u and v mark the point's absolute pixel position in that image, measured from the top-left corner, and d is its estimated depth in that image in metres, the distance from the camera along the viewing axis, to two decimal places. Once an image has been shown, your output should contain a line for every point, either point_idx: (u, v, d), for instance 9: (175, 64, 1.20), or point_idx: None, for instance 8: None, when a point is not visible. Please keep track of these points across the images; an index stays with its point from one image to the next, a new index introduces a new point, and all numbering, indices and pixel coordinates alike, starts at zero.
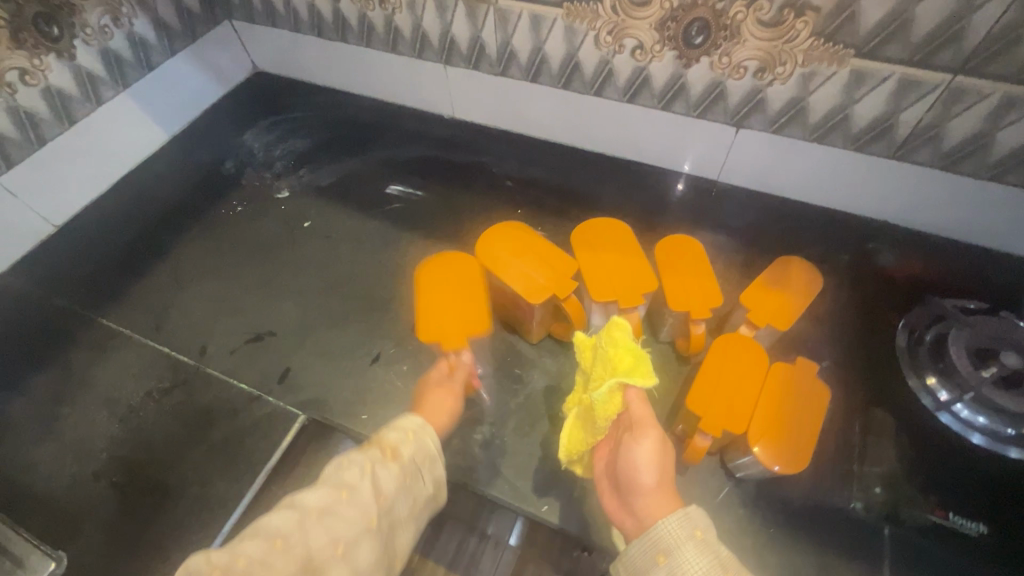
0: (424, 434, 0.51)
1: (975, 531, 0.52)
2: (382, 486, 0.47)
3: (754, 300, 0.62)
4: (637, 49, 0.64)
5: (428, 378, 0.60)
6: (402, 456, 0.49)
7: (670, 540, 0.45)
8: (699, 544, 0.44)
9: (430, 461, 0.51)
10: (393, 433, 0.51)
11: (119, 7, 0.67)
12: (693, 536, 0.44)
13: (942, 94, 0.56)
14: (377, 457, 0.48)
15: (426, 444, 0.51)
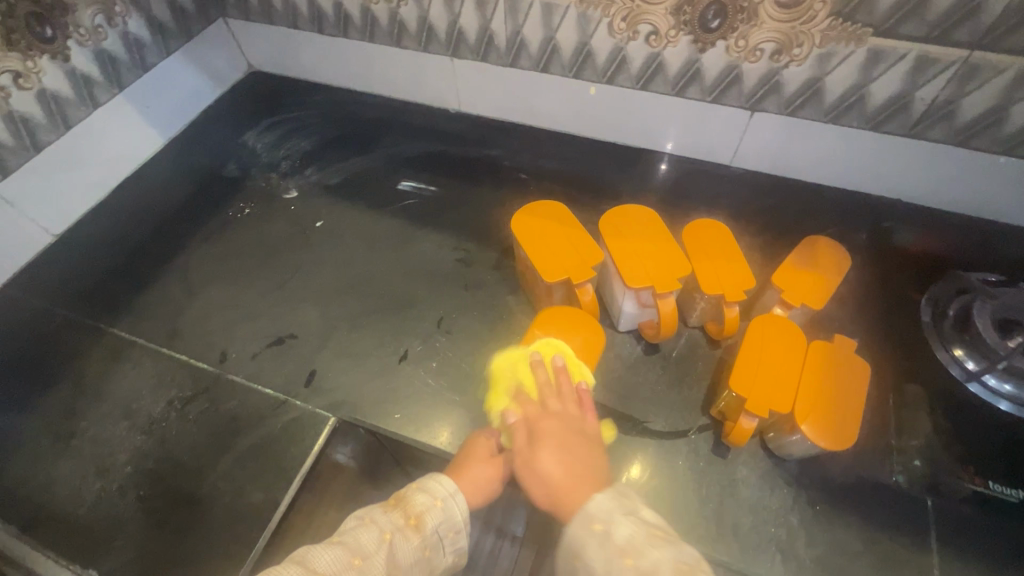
0: (456, 500, 0.47)
1: (1016, 498, 0.47)
2: (399, 554, 0.44)
3: (786, 278, 0.56)
4: (651, 35, 0.63)
5: (473, 445, 0.52)
6: (426, 528, 0.46)
7: (576, 542, 0.43)
8: (600, 537, 0.43)
9: (457, 530, 0.47)
10: (421, 497, 0.47)
11: (113, 6, 0.68)
12: (594, 530, 0.43)
13: (958, 70, 0.55)
14: (399, 523, 0.45)
15: (453, 513, 0.47)
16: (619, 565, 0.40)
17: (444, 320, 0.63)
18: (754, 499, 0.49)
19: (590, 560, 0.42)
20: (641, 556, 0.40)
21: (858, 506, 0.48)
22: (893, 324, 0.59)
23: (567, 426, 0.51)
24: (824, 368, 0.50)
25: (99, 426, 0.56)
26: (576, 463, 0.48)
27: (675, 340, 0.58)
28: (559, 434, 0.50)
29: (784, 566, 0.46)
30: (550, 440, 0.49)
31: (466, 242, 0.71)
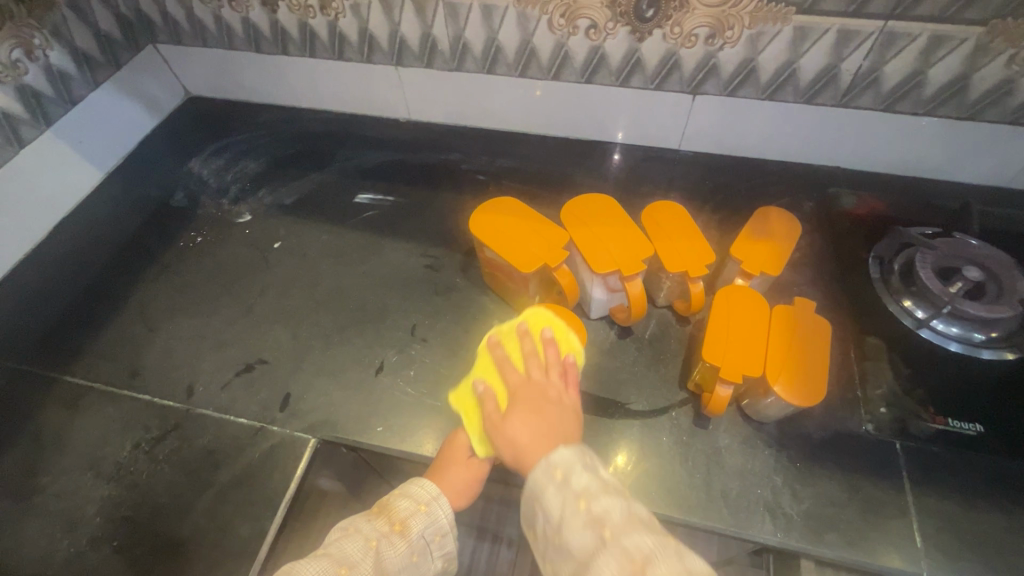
0: (439, 501, 0.47)
1: (973, 432, 0.51)
2: (386, 561, 0.44)
3: (743, 250, 0.58)
4: (591, 29, 0.65)
5: (453, 442, 0.51)
6: (411, 532, 0.45)
7: (536, 491, 0.41)
8: (557, 484, 0.41)
9: (444, 534, 0.47)
10: (404, 503, 0.47)
11: (31, 39, 0.64)
12: (553, 478, 0.41)
13: (877, 40, 0.58)
14: (384, 530, 0.45)
15: (438, 516, 0.47)
16: (570, 510, 0.39)
17: (418, 328, 0.62)
18: (740, 464, 0.51)
19: (546, 507, 0.40)
20: (593, 502, 0.39)
21: (837, 458, 0.51)
22: (849, 283, 0.62)
23: (538, 387, 0.49)
24: (790, 332, 0.52)
25: (63, 479, 0.53)
26: (547, 426, 0.46)
27: (646, 321, 0.60)
28: (531, 397, 0.48)
29: (775, 525, 0.47)
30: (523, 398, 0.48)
31: (432, 248, 0.70)
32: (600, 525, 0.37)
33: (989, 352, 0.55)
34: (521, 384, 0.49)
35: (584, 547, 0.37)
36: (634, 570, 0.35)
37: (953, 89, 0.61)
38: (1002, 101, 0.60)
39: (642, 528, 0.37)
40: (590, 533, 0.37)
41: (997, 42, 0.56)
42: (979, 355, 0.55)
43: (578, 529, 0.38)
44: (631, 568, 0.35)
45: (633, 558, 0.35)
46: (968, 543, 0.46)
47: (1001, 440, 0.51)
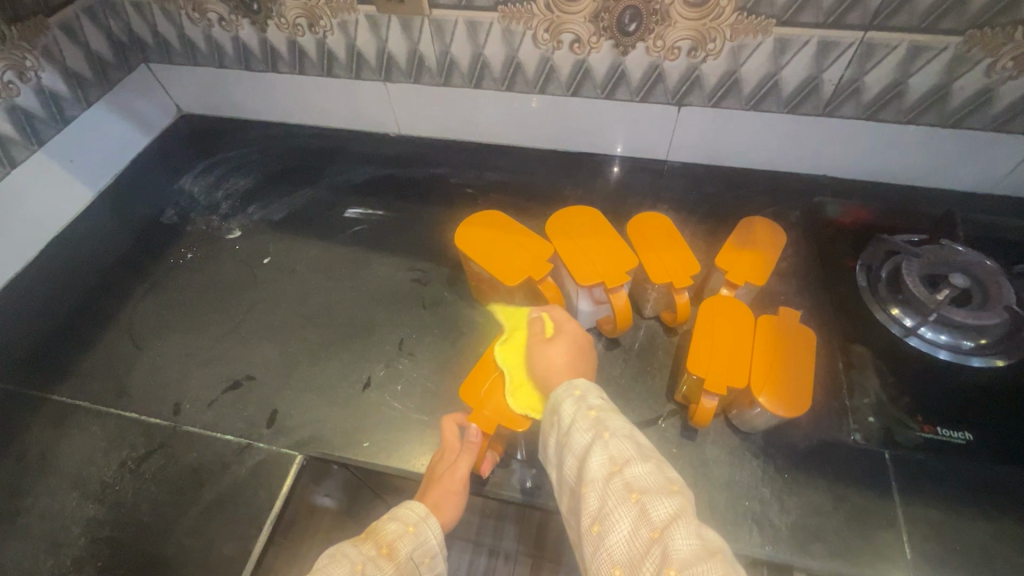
0: (429, 522, 0.46)
1: (961, 440, 0.50)
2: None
3: (727, 261, 0.58)
4: (575, 43, 0.65)
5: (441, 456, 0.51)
6: (399, 555, 0.44)
7: (555, 401, 0.48)
8: (574, 396, 0.47)
9: (433, 556, 0.46)
10: (392, 525, 0.46)
11: (22, 61, 0.65)
12: (572, 393, 0.48)
13: (857, 51, 0.59)
14: (371, 553, 0.44)
15: (426, 537, 0.46)
16: (580, 416, 0.46)
17: (405, 342, 0.62)
18: (727, 475, 0.50)
19: (562, 413, 0.47)
20: (600, 414, 0.46)
21: (824, 468, 0.50)
22: (835, 291, 0.62)
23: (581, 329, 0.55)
24: (775, 342, 0.52)
25: (47, 499, 0.53)
26: (579, 363, 0.53)
27: (633, 331, 0.60)
28: (573, 330, 0.54)
29: (761, 536, 0.47)
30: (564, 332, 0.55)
31: (420, 261, 0.71)
32: (600, 430, 0.45)
33: (978, 359, 0.54)
34: (570, 322, 0.55)
35: (581, 445, 0.45)
36: (616, 468, 0.42)
37: (934, 98, 0.61)
38: (983, 108, 0.61)
39: (635, 441, 0.44)
40: (591, 434, 0.45)
41: (975, 51, 0.57)
42: (969, 362, 0.55)
43: (582, 431, 0.45)
44: (613, 467, 0.42)
45: (617, 459, 0.43)
46: (956, 552, 0.46)
47: (990, 448, 0.50)
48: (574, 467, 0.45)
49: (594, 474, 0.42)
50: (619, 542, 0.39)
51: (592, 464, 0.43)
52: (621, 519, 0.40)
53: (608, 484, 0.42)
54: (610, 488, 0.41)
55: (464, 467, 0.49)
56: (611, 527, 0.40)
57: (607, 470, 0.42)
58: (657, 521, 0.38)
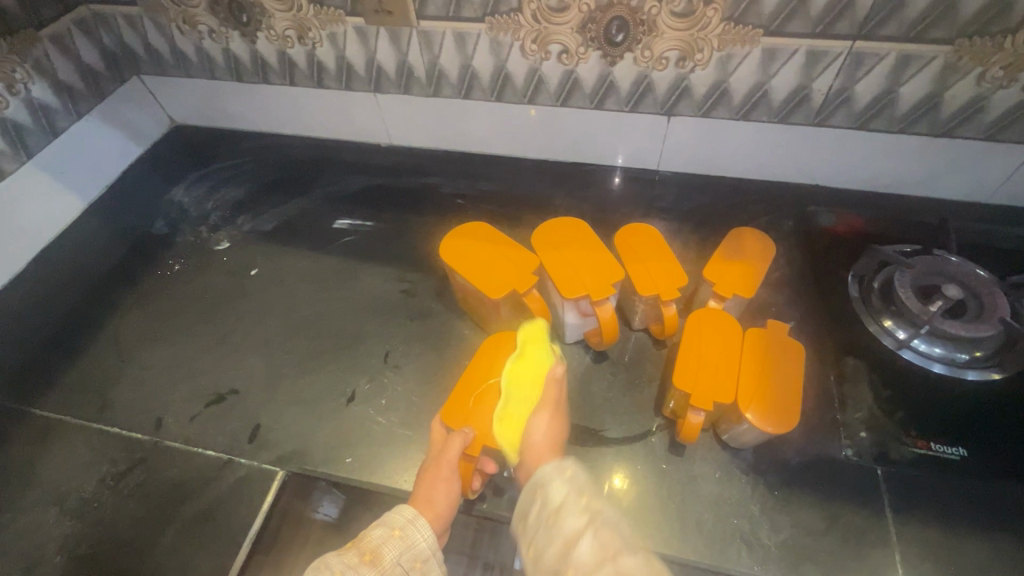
0: (418, 524, 0.45)
1: (956, 456, 0.49)
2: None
3: (715, 273, 0.57)
4: (563, 54, 0.65)
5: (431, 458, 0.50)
6: (384, 562, 0.43)
7: (542, 480, 0.45)
8: (566, 475, 0.45)
9: (424, 561, 0.44)
10: (377, 531, 0.44)
11: (12, 74, 0.65)
12: (560, 473, 0.45)
13: (846, 60, 0.59)
14: (352, 562, 0.42)
15: (415, 540, 0.44)
16: (571, 499, 0.44)
17: (391, 355, 0.62)
18: (715, 492, 0.49)
19: (549, 492, 0.44)
20: (591, 499, 0.44)
21: (815, 485, 0.49)
22: (827, 303, 0.61)
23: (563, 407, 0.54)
24: (763, 355, 0.51)
25: (26, 516, 0.52)
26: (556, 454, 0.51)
27: (621, 344, 0.59)
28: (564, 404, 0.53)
29: (750, 556, 0.46)
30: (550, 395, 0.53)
31: (409, 273, 0.70)
32: (593, 517, 0.42)
33: (973, 372, 0.53)
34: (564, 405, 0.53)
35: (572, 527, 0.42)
36: (606, 557, 0.39)
37: (925, 107, 0.61)
38: (975, 117, 0.60)
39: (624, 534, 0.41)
40: (584, 518, 0.42)
41: (965, 60, 0.56)
42: (963, 376, 0.53)
43: (576, 514, 0.42)
44: (605, 553, 0.40)
45: (609, 548, 0.40)
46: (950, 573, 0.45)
47: (985, 464, 0.49)
48: (559, 554, 0.41)
49: (585, 561, 0.39)
50: None
51: (584, 551, 0.40)
52: None
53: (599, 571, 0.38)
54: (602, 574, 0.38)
55: (455, 453, 0.47)
56: None
57: (597, 557, 0.39)
58: None
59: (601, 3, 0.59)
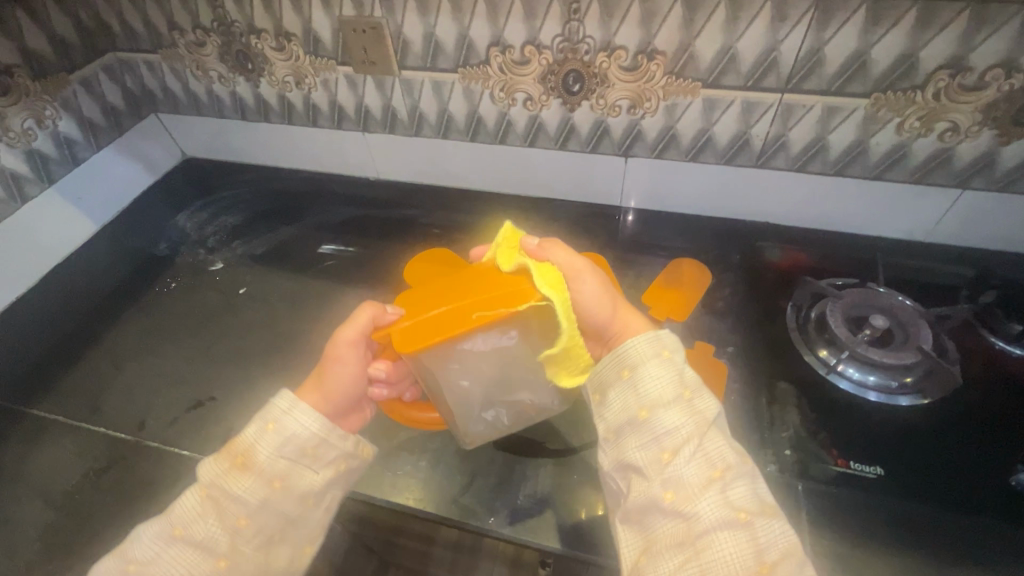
0: (296, 413, 0.48)
1: (872, 474, 0.52)
2: (241, 497, 0.45)
3: (654, 299, 0.70)
4: (528, 101, 0.72)
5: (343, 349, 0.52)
6: (258, 461, 0.46)
7: (642, 363, 0.47)
8: (665, 364, 0.47)
9: (317, 445, 0.48)
10: (252, 429, 0.47)
11: (42, 110, 0.74)
12: (659, 357, 0.47)
13: (778, 110, 0.65)
14: (224, 469, 0.46)
15: (292, 429, 0.47)
16: (677, 397, 0.46)
17: None
18: None
19: (647, 381, 0.46)
20: (696, 397, 0.46)
21: None
22: (768, 329, 0.65)
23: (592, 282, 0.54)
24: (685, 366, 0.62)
25: (14, 505, 0.57)
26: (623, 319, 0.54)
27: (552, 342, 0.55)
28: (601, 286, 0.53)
29: None
30: (497, 343, 0.50)
31: (383, 295, 0.76)
32: (700, 422, 0.45)
33: (906, 398, 0.57)
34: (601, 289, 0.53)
35: (674, 437, 0.44)
36: (716, 475, 0.43)
37: (855, 152, 0.66)
38: (902, 162, 0.66)
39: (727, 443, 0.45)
40: (691, 424, 0.44)
41: (883, 112, 0.62)
42: (898, 402, 0.57)
43: (679, 414, 0.45)
44: (713, 473, 0.43)
45: (718, 465, 0.43)
46: None
47: (900, 483, 0.52)
48: (658, 454, 0.44)
49: (686, 478, 0.43)
50: (719, 546, 0.40)
51: (690, 458, 0.43)
52: (724, 528, 0.41)
53: (705, 489, 0.42)
54: (710, 496, 0.42)
55: (348, 333, 0.52)
56: (710, 537, 0.41)
57: (704, 473, 0.43)
58: (757, 533, 0.41)
59: (558, 58, 0.67)
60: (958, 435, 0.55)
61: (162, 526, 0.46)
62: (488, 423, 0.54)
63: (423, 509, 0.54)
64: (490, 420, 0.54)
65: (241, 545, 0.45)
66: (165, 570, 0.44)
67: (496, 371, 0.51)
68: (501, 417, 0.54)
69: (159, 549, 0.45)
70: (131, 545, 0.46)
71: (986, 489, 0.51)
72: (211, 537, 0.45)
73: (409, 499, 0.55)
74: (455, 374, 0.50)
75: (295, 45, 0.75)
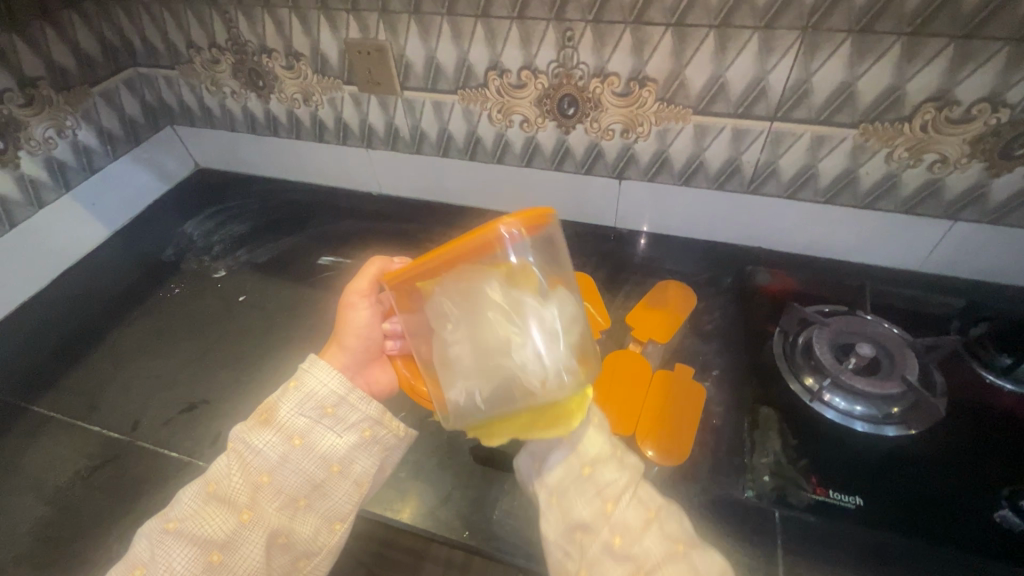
0: (314, 370, 0.50)
1: (852, 504, 0.52)
2: (261, 454, 0.47)
3: (638, 319, 0.70)
4: (524, 123, 0.74)
5: (356, 298, 0.55)
6: (278, 417, 0.48)
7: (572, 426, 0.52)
8: (595, 423, 0.52)
9: (336, 406, 0.49)
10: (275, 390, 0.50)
11: (63, 120, 0.78)
12: (589, 419, 0.52)
13: (768, 138, 0.66)
14: (248, 425, 0.48)
15: (312, 386, 0.49)
16: (609, 453, 0.50)
17: None
18: None
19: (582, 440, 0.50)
20: (624, 453, 0.51)
21: (714, 524, 0.52)
22: (752, 354, 0.65)
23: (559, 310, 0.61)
24: (663, 391, 0.62)
25: (9, 498, 0.59)
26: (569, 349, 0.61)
27: (563, 299, 0.47)
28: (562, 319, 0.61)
29: None
30: (478, 292, 0.46)
31: None
32: (631, 472, 0.49)
33: (893, 428, 0.56)
34: None
35: (613, 488, 0.48)
36: (652, 516, 0.46)
37: (844, 181, 0.67)
38: (891, 193, 0.66)
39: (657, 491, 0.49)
40: (625, 474, 0.48)
41: (872, 142, 0.63)
42: (885, 432, 0.56)
43: (613, 468, 0.49)
44: (649, 513, 0.46)
45: (651, 508, 0.47)
46: None
47: (879, 514, 0.51)
48: (599, 508, 0.47)
49: (628, 523, 0.46)
50: None
51: (629, 506, 0.46)
52: (669, 564, 0.43)
53: (647, 529, 0.45)
54: (651, 535, 0.45)
55: (360, 282, 0.55)
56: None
57: (642, 517, 0.46)
58: (698, 561, 0.43)
59: (553, 82, 0.69)
60: (946, 466, 0.54)
61: (196, 487, 0.47)
62: (464, 401, 0.45)
63: (405, 521, 0.55)
64: (466, 394, 0.45)
65: (263, 500, 0.46)
66: (199, 528, 0.44)
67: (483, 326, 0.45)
68: (479, 394, 0.45)
69: (195, 509, 0.45)
70: (169, 509, 0.46)
71: (967, 524, 0.50)
72: (234, 490, 0.46)
73: (403, 513, 0.55)
74: (444, 329, 0.47)
75: (303, 65, 0.78)
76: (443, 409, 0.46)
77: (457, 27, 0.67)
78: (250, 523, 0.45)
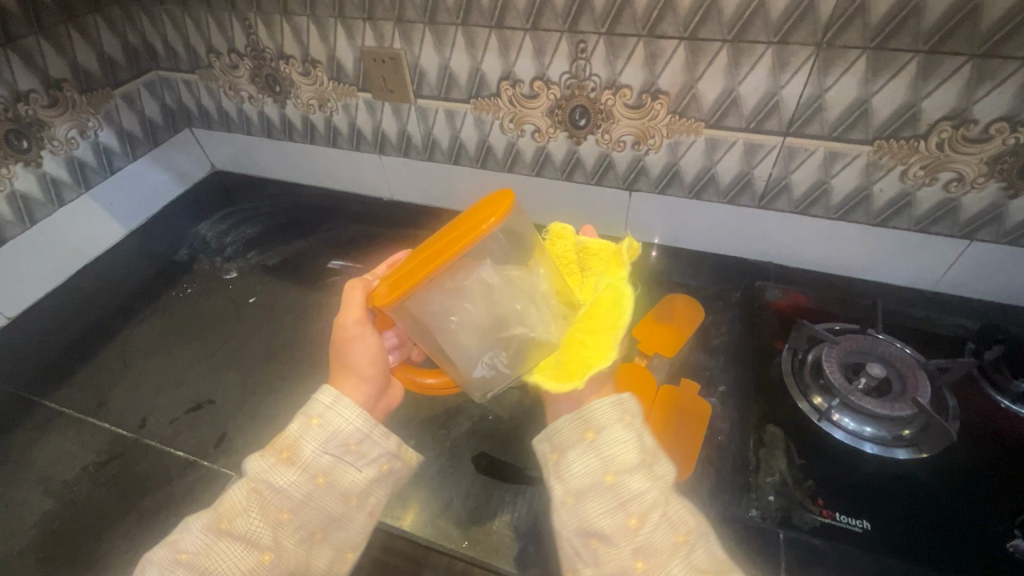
0: (340, 408, 0.50)
1: (859, 528, 0.51)
2: (283, 493, 0.47)
3: (644, 332, 0.70)
4: (536, 132, 0.75)
5: (350, 329, 0.53)
6: (302, 457, 0.48)
7: (603, 425, 0.47)
8: (627, 425, 0.47)
9: (360, 442, 0.50)
10: (297, 424, 0.50)
11: (86, 122, 0.80)
12: (623, 420, 0.48)
13: (780, 152, 0.65)
14: (270, 463, 0.48)
15: (335, 425, 0.49)
16: (639, 462, 0.46)
17: None
18: None
19: (611, 444, 0.46)
20: (656, 463, 0.47)
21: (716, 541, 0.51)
22: (760, 371, 0.64)
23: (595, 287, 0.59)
24: (667, 407, 0.62)
25: (17, 491, 0.60)
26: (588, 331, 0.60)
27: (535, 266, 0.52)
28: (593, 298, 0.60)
29: None
30: (470, 282, 0.48)
31: None
32: (660, 488, 0.45)
33: (904, 451, 0.55)
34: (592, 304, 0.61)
35: (640, 503, 0.44)
36: (681, 541, 0.43)
37: (857, 198, 0.66)
38: (906, 210, 0.65)
39: (687, 510, 0.45)
40: (655, 490, 0.45)
41: (886, 159, 0.62)
42: (896, 455, 0.55)
43: (643, 480, 0.45)
44: (678, 538, 0.43)
45: (681, 531, 0.44)
46: None
47: (887, 538, 0.50)
48: (622, 522, 0.44)
49: (653, 546, 0.43)
50: None
51: (655, 525, 0.43)
52: None
53: (672, 556, 0.42)
54: (677, 562, 0.42)
55: (352, 314, 0.53)
56: None
57: (670, 540, 0.43)
58: None
59: (565, 93, 0.69)
60: (958, 493, 0.53)
61: (209, 519, 0.47)
62: (487, 373, 0.50)
63: (403, 528, 0.54)
64: (487, 367, 0.49)
65: (284, 538, 0.46)
66: (214, 563, 0.45)
67: (484, 308, 0.49)
68: (498, 363, 0.50)
69: (207, 543, 0.45)
70: (179, 537, 0.47)
71: (977, 553, 0.49)
72: (255, 531, 0.45)
73: (403, 520, 0.55)
74: (453, 322, 0.48)
75: (320, 72, 0.79)
76: (470, 386, 0.51)
77: (471, 36, 0.68)
78: (271, 562, 0.45)
